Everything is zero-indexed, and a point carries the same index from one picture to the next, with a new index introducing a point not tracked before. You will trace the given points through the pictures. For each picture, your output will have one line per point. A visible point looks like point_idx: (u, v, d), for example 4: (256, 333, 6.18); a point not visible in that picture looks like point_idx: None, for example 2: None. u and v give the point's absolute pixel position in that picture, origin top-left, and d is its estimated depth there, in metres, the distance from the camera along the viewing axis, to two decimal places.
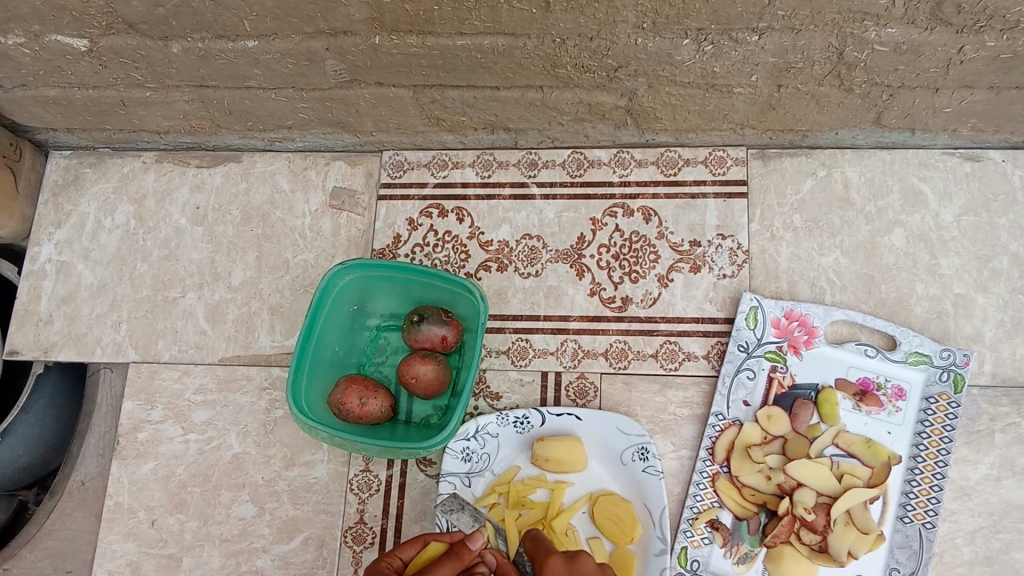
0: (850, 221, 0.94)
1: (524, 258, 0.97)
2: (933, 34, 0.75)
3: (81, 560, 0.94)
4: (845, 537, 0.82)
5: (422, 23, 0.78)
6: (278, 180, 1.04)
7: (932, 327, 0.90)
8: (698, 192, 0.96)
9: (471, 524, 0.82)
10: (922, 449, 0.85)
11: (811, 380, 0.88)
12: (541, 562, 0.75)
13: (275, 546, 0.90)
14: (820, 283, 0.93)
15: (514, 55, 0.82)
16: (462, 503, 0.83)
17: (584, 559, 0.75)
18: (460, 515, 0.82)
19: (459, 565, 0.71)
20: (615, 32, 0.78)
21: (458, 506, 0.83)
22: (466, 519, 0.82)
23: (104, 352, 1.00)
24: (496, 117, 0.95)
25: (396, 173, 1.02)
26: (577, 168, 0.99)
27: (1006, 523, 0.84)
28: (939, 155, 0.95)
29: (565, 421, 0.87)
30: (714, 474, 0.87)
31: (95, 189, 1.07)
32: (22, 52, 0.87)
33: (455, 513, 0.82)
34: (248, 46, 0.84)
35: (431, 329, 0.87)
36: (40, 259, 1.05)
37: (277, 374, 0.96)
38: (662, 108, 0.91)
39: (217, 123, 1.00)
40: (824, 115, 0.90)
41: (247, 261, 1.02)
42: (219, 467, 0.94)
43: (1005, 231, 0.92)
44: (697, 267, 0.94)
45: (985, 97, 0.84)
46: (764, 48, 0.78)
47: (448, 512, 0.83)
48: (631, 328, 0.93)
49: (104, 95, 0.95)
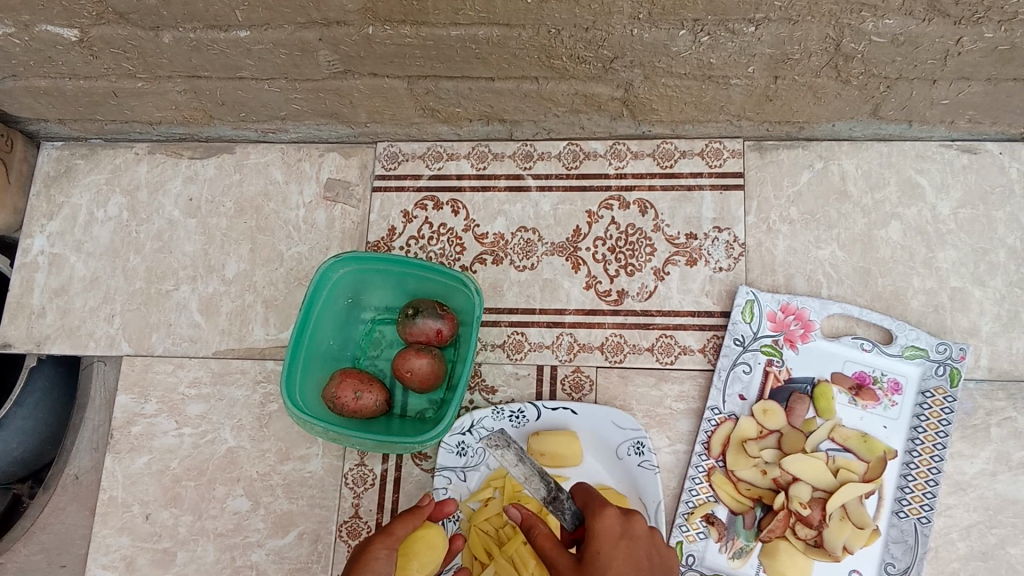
0: (847, 215, 0.94)
1: (519, 251, 0.97)
2: (931, 25, 0.74)
3: (76, 554, 0.94)
4: (840, 531, 0.82)
5: (416, 13, 0.77)
6: (271, 171, 1.03)
7: (929, 321, 0.90)
8: (694, 184, 0.96)
9: (514, 462, 0.75)
10: (918, 444, 0.85)
11: (807, 374, 0.88)
12: (594, 511, 0.68)
13: (270, 540, 0.90)
14: (816, 276, 0.92)
15: (509, 45, 0.81)
16: (508, 440, 0.76)
17: (639, 518, 0.69)
18: (505, 452, 0.75)
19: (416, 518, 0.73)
20: (610, 22, 0.77)
21: (505, 443, 0.76)
22: (510, 457, 0.75)
23: (97, 345, 1.00)
24: (491, 109, 0.94)
25: (391, 165, 1.01)
26: (572, 160, 0.99)
27: (1001, 518, 0.84)
28: (936, 147, 0.94)
29: (560, 415, 0.87)
30: (710, 469, 0.87)
31: (87, 181, 1.06)
32: (12, 42, 0.86)
33: (501, 449, 0.75)
34: (239, 36, 0.83)
35: (426, 322, 0.87)
36: (32, 251, 1.04)
37: (271, 368, 0.96)
38: (658, 99, 0.90)
39: (209, 114, 0.99)
40: (822, 106, 0.89)
41: (241, 254, 1.01)
42: (213, 461, 0.93)
43: (1003, 224, 0.92)
44: (694, 261, 0.94)
45: (983, 89, 0.83)
46: (761, 39, 0.78)
47: (494, 448, 0.76)
48: (627, 322, 0.93)
49: (95, 86, 0.94)
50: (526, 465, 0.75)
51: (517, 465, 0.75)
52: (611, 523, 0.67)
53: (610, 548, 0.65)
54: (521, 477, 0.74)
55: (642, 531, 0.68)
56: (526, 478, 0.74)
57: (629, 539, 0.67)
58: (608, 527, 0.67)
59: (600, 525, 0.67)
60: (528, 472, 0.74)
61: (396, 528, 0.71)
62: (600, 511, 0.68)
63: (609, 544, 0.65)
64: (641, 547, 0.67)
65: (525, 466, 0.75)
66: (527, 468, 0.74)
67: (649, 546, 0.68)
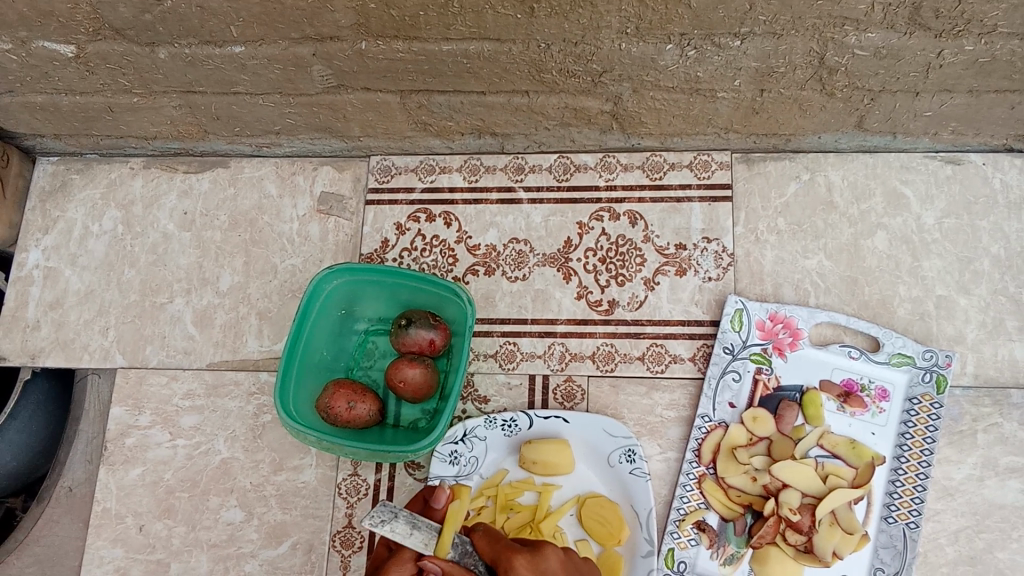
0: (834, 224, 0.95)
1: (511, 262, 0.98)
2: (912, 39, 0.76)
3: (69, 566, 0.93)
4: (830, 537, 0.83)
5: (409, 28, 0.79)
6: (265, 185, 1.04)
7: (916, 328, 0.91)
8: (684, 196, 0.97)
9: (408, 531, 0.73)
10: (905, 450, 0.86)
11: (796, 381, 0.89)
12: (502, 566, 0.70)
13: (264, 551, 0.90)
14: (804, 285, 0.94)
15: (500, 60, 0.83)
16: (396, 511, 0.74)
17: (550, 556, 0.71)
18: (394, 525, 0.73)
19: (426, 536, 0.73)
20: (599, 37, 0.79)
21: (391, 517, 0.74)
22: (400, 527, 0.73)
23: (92, 358, 1.00)
24: (483, 122, 0.95)
25: (383, 178, 1.03)
26: (563, 173, 1.00)
27: (989, 522, 0.85)
28: (921, 158, 0.96)
29: (552, 424, 0.88)
30: (700, 476, 0.87)
31: (82, 195, 1.07)
32: (9, 58, 0.87)
33: (390, 524, 0.73)
34: (234, 52, 0.84)
35: (419, 333, 0.88)
36: (27, 265, 1.05)
37: (265, 379, 0.96)
38: (647, 113, 0.91)
39: (204, 128, 1.00)
40: (807, 119, 0.91)
41: (235, 266, 1.02)
42: (207, 473, 0.94)
43: (986, 233, 0.94)
44: (683, 271, 0.95)
45: (965, 101, 0.85)
46: (746, 53, 0.79)
47: (381, 526, 0.73)
48: (618, 331, 0.94)
49: (91, 101, 0.95)
50: (421, 531, 0.74)
51: (412, 534, 0.73)
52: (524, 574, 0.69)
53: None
54: (419, 546, 0.73)
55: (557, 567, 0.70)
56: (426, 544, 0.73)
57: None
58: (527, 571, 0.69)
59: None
60: (426, 538, 0.73)
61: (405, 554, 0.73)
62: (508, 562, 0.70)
63: None
64: None
65: (420, 532, 0.74)
66: (423, 534, 0.74)
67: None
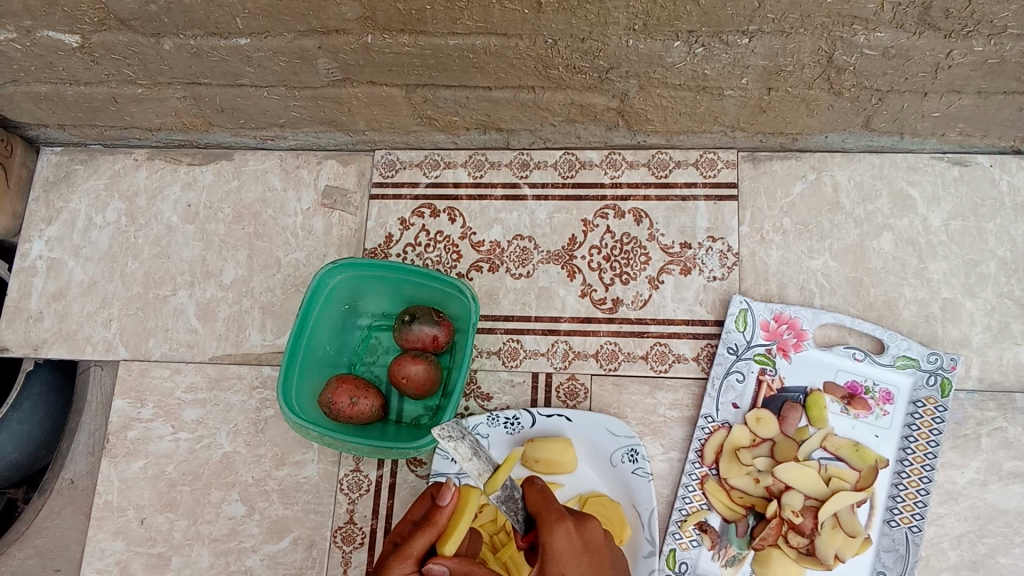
0: (840, 225, 0.95)
1: (515, 259, 0.97)
2: (923, 39, 0.75)
3: (71, 558, 0.94)
4: (832, 540, 0.83)
5: (414, 22, 0.78)
6: (268, 178, 1.04)
7: (921, 331, 0.91)
8: (689, 194, 0.97)
9: (470, 456, 0.67)
10: (909, 453, 0.85)
11: (800, 383, 0.89)
12: (549, 525, 0.68)
13: (265, 545, 0.90)
14: (809, 286, 0.93)
15: (506, 55, 0.82)
16: (463, 432, 0.68)
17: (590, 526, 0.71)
18: (459, 445, 0.66)
19: (432, 532, 0.70)
20: (606, 33, 0.78)
21: (459, 435, 0.67)
22: (464, 449, 0.67)
23: (94, 350, 1.00)
24: (489, 118, 0.95)
25: (387, 173, 1.02)
26: (568, 169, 1.00)
27: (991, 526, 0.84)
28: (929, 159, 0.96)
29: (554, 423, 0.88)
30: (703, 477, 0.87)
31: (85, 186, 1.07)
32: (12, 47, 0.86)
33: (456, 442, 0.66)
34: (239, 44, 0.84)
35: (422, 329, 0.87)
36: (29, 256, 1.05)
37: (267, 374, 0.96)
38: (653, 110, 0.91)
39: (208, 120, 1.00)
40: (815, 118, 0.90)
41: (238, 260, 1.02)
42: (209, 467, 0.94)
43: (993, 235, 0.93)
44: (688, 270, 0.95)
45: (974, 102, 0.85)
46: (755, 51, 0.79)
47: (448, 440, 0.66)
48: (622, 329, 0.94)
49: (95, 92, 0.95)
50: (480, 460, 0.68)
51: (471, 460, 0.67)
52: (569, 539, 0.68)
53: (573, 561, 0.67)
54: (476, 473, 0.67)
55: (598, 539, 0.71)
56: (480, 474, 0.67)
57: (589, 551, 0.69)
58: (567, 540, 0.68)
59: (561, 542, 0.68)
60: (482, 468, 0.68)
61: (412, 549, 0.69)
62: (552, 526, 0.68)
63: (572, 557, 0.67)
64: (601, 559, 0.70)
65: (479, 461, 0.68)
66: (482, 463, 0.68)
67: (607, 553, 0.71)
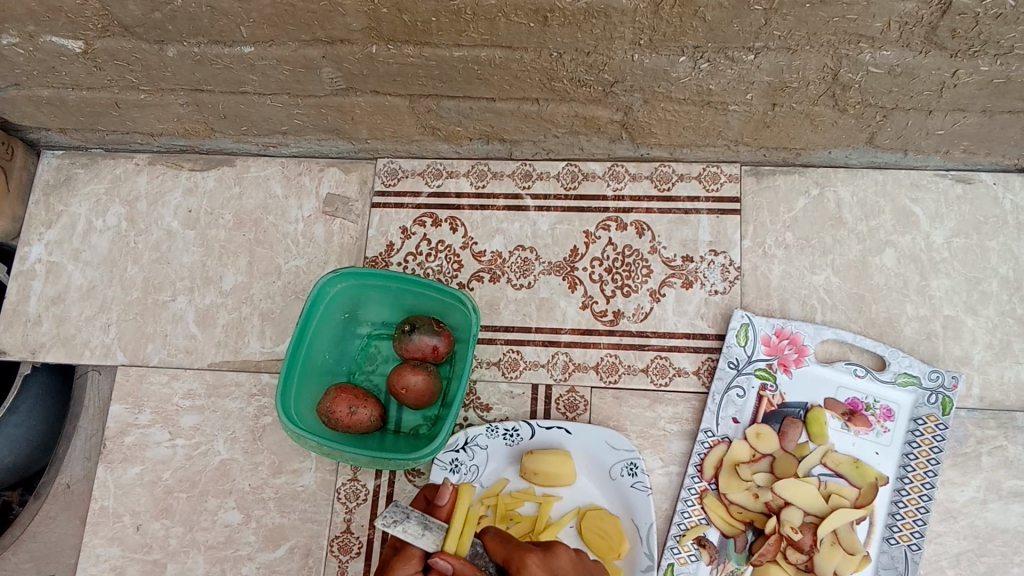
0: (842, 241, 0.95)
1: (517, 270, 0.97)
2: (928, 58, 0.75)
3: (65, 564, 0.93)
4: (831, 557, 0.82)
5: (420, 33, 0.78)
6: (270, 185, 1.04)
7: (922, 348, 0.91)
8: (691, 208, 0.97)
9: (421, 532, 0.72)
10: (909, 471, 0.85)
11: (800, 398, 0.89)
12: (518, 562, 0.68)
13: (260, 554, 0.90)
14: (810, 301, 0.93)
15: (511, 67, 0.82)
16: (406, 512, 0.74)
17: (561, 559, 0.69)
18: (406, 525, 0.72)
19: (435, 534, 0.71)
20: (612, 47, 0.78)
21: (403, 516, 0.73)
22: (413, 528, 0.72)
23: (93, 354, 1.00)
24: (492, 128, 0.95)
25: (390, 181, 1.02)
26: (571, 181, 1.00)
27: (991, 546, 0.84)
28: (931, 176, 0.96)
29: (554, 435, 0.87)
30: (702, 491, 0.87)
31: (86, 190, 1.07)
32: (16, 52, 0.86)
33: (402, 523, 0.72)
34: (244, 51, 0.84)
35: (422, 339, 0.87)
36: (29, 259, 1.05)
37: (266, 381, 0.96)
38: (657, 123, 0.91)
39: (211, 126, 1.00)
40: (818, 134, 0.90)
41: (238, 266, 1.01)
42: (206, 474, 0.93)
43: (996, 253, 0.93)
44: (689, 283, 0.94)
45: (977, 120, 0.85)
46: (760, 68, 0.79)
47: (393, 525, 0.72)
48: (622, 342, 0.93)
49: (98, 97, 0.95)
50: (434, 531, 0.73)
51: (424, 535, 0.72)
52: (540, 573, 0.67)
53: None
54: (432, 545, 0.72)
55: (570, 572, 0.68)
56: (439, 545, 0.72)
57: None
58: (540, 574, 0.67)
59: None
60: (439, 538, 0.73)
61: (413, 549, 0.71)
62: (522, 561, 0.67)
63: None
64: None
65: (432, 533, 0.73)
66: (435, 534, 0.73)
67: None
